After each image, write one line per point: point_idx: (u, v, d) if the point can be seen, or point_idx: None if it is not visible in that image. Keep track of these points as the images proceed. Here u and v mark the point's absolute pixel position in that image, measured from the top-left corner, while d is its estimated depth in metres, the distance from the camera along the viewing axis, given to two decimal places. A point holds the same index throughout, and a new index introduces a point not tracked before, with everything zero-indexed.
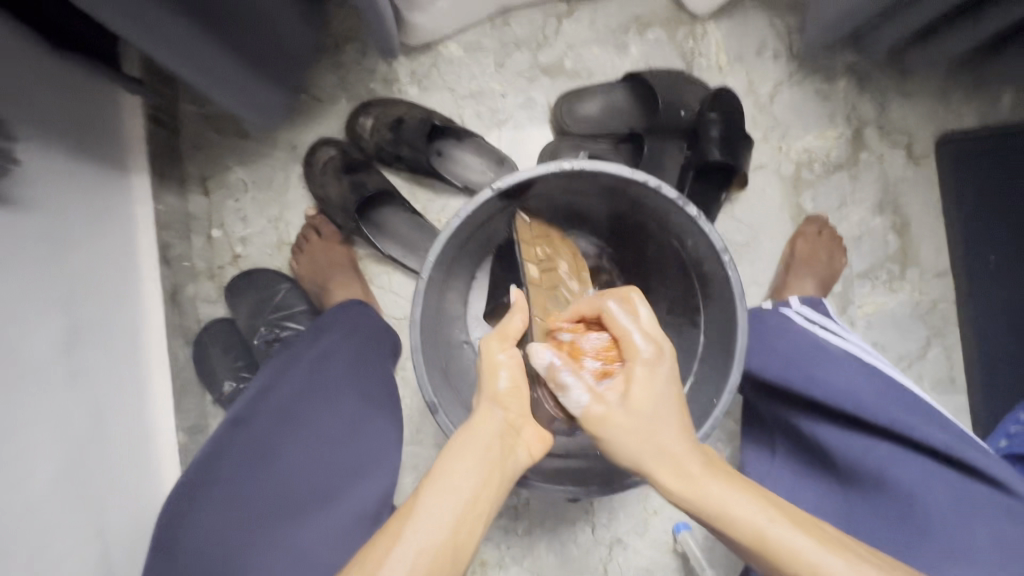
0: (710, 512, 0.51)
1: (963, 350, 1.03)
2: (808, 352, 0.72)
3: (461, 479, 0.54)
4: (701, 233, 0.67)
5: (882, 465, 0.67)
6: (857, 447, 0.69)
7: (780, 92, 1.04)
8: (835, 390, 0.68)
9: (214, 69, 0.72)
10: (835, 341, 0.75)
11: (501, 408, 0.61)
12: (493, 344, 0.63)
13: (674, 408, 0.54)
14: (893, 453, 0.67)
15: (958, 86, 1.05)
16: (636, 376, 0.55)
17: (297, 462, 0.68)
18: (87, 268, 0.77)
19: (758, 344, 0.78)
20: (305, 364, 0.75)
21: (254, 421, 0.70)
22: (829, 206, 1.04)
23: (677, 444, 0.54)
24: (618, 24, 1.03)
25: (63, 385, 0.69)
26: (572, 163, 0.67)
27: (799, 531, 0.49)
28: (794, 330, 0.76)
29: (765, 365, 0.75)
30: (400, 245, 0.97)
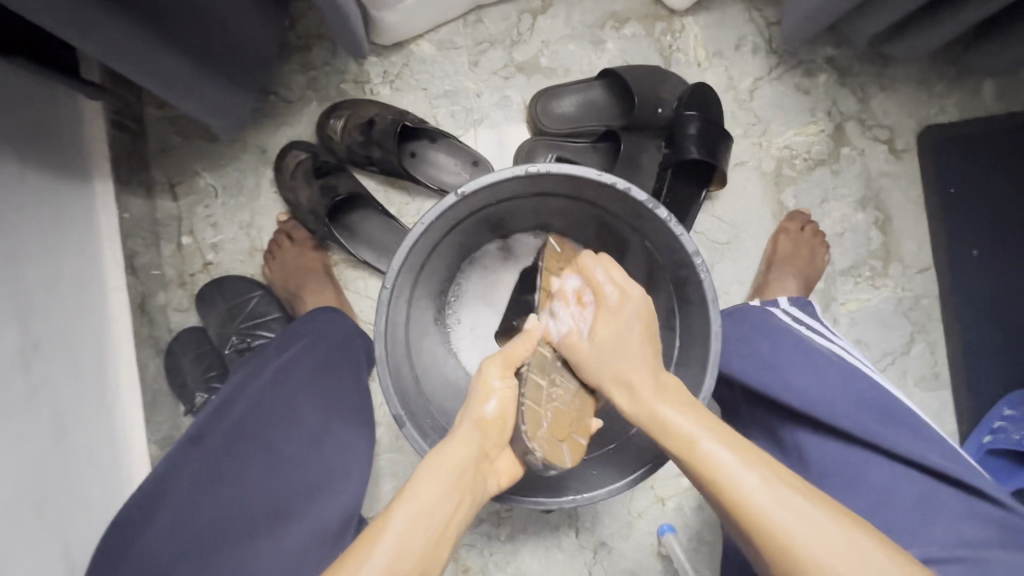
0: (663, 430, 0.56)
1: (947, 345, 1.03)
2: (788, 357, 0.70)
3: (430, 501, 0.53)
4: (674, 236, 0.65)
5: (856, 473, 0.66)
6: (831, 454, 0.68)
7: (759, 87, 1.02)
8: (814, 398, 0.67)
9: (157, 68, 0.69)
10: (822, 342, 0.73)
11: (481, 434, 0.60)
12: (492, 365, 0.64)
13: (636, 339, 0.62)
14: (867, 460, 0.66)
15: (940, 78, 1.03)
16: (603, 317, 0.64)
17: (253, 480, 0.66)
18: (42, 279, 0.74)
19: (739, 343, 0.75)
20: (268, 375, 0.73)
21: (212, 438, 0.68)
22: (811, 202, 1.03)
23: (638, 368, 0.60)
24: (594, 20, 1.01)
25: (21, 402, 0.68)
26: (540, 166, 0.64)
27: (731, 453, 0.53)
28: (778, 329, 0.73)
29: (746, 368, 0.72)
30: (374, 249, 0.96)
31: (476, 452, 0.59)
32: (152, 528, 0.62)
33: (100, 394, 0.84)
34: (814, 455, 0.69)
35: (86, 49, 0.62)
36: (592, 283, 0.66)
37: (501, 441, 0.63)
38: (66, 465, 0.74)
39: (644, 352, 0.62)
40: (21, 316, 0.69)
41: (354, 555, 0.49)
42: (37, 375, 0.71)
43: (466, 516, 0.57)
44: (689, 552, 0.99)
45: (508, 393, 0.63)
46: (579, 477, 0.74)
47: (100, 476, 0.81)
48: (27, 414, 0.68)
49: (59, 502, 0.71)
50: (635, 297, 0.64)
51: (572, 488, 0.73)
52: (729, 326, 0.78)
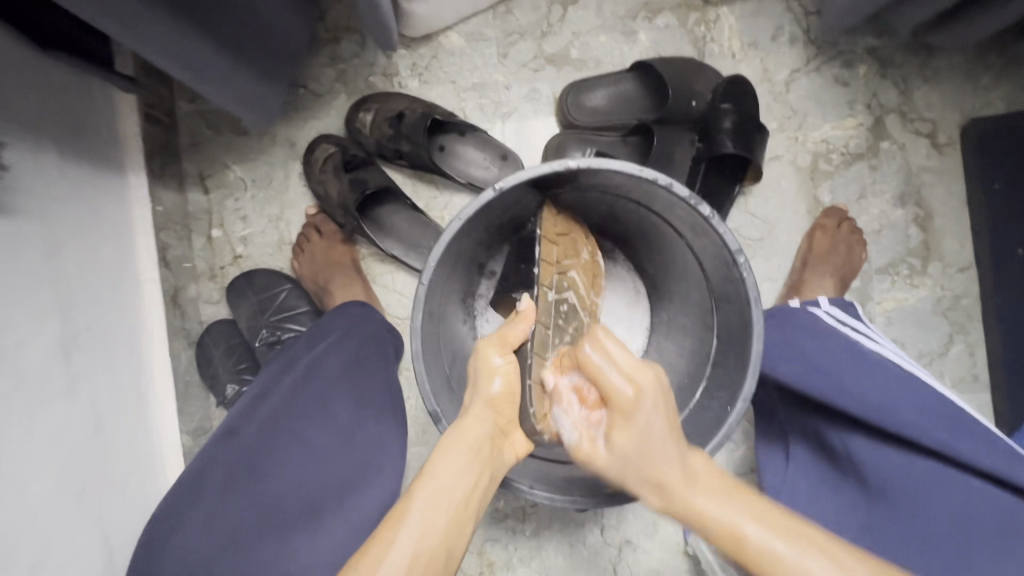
0: (693, 516, 0.53)
1: (987, 346, 1.00)
2: (832, 358, 0.69)
3: (452, 481, 0.54)
4: (715, 234, 0.63)
5: (916, 481, 0.65)
6: (889, 463, 0.66)
7: (796, 80, 0.99)
8: (861, 402, 0.65)
9: (194, 60, 0.69)
10: (868, 344, 0.71)
11: (494, 411, 0.61)
12: (490, 347, 0.64)
13: (661, 436, 0.56)
14: (923, 467, 0.65)
15: (988, 68, 0.99)
16: (617, 424, 0.58)
17: (286, 476, 0.67)
18: (81, 271, 0.76)
19: (783, 344, 0.73)
20: (301, 369, 0.74)
21: (246, 431, 0.69)
22: (848, 198, 1.00)
23: (665, 463, 0.55)
24: (626, 11, 0.99)
25: (63, 392, 0.69)
26: (577, 161, 0.62)
27: (778, 538, 0.50)
28: (824, 331, 0.72)
29: (791, 371, 0.70)
30: (403, 244, 0.96)
31: (487, 429, 0.59)
32: (187, 519, 0.64)
33: (136, 386, 0.86)
34: (873, 464, 0.67)
35: (125, 41, 0.63)
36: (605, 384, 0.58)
37: (512, 417, 0.64)
38: (104, 455, 0.75)
39: (669, 444, 0.56)
40: (62, 308, 0.71)
41: (378, 539, 0.51)
42: (77, 366, 0.72)
43: (484, 496, 0.57)
44: None
45: (510, 370, 0.64)
46: None
47: (135, 467, 0.82)
48: (67, 404, 0.69)
49: (99, 491, 0.73)
50: (650, 390, 0.57)
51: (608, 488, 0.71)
52: (772, 327, 0.76)
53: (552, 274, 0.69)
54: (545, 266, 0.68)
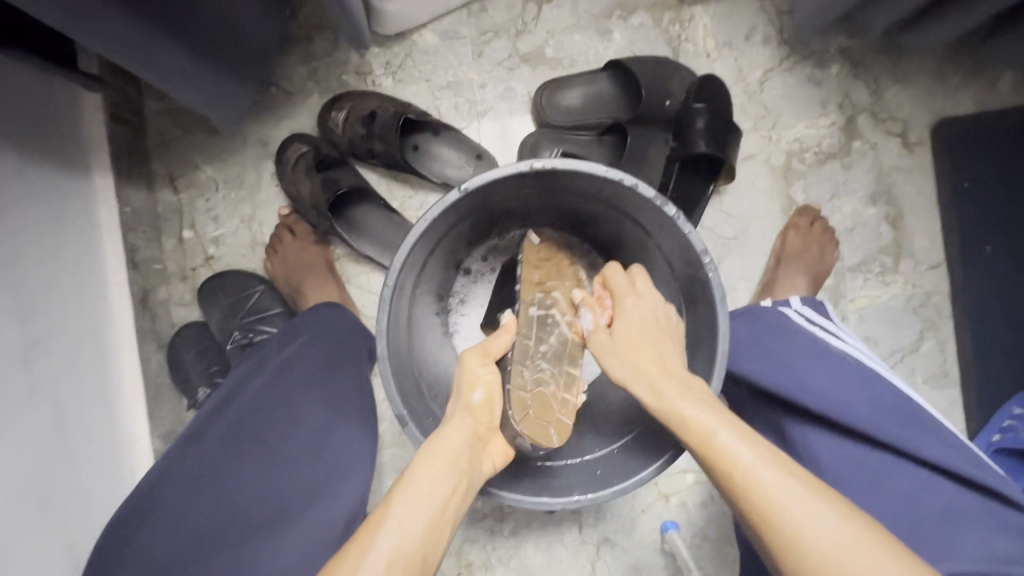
0: (670, 416, 0.57)
1: (956, 342, 1.01)
2: (799, 356, 0.69)
3: (429, 479, 0.54)
4: (682, 235, 0.63)
5: (872, 476, 0.65)
6: (846, 457, 0.66)
7: (769, 79, 1.00)
8: (826, 399, 0.66)
9: (156, 57, 0.68)
10: (834, 342, 0.72)
11: (471, 418, 0.61)
12: (472, 358, 0.65)
13: (654, 330, 0.65)
14: (877, 462, 0.66)
15: (957, 68, 1.01)
16: (624, 310, 0.67)
17: (252, 481, 0.66)
18: (42, 274, 0.74)
19: (751, 342, 0.74)
20: (269, 371, 0.74)
21: (211, 435, 0.68)
22: (821, 197, 1.01)
23: (656, 356, 0.62)
24: (601, 10, 0.98)
25: (22, 399, 0.67)
26: (543, 161, 0.62)
27: (745, 444, 0.53)
28: (790, 329, 0.73)
29: (757, 367, 0.71)
30: (376, 244, 0.95)
31: (467, 435, 0.59)
32: (150, 525, 0.63)
33: (101, 389, 0.84)
34: (830, 459, 0.67)
35: (81, 39, 0.61)
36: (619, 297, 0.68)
37: (492, 424, 0.64)
38: (68, 461, 0.74)
39: (662, 348, 0.64)
40: (21, 312, 0.69)
41: (356, 543, 0.49)
42: (37, 370, 0.70)
43: (462, 504, 0.56)
44: (693, 549, 0.99)
45: (491, 380, 0.65)
46: (587, 481, 0.73)
47: (101, 472, 0.80)
48: (27, 410, 0.68)
49: (62, 498, 0.71)
50: (650, 298, 0.67)
51: (577, 490, 0.71)
52: (740, 325, 0.77)
53: (534, 293, 0.73)
54: (527, 286, 0.74)
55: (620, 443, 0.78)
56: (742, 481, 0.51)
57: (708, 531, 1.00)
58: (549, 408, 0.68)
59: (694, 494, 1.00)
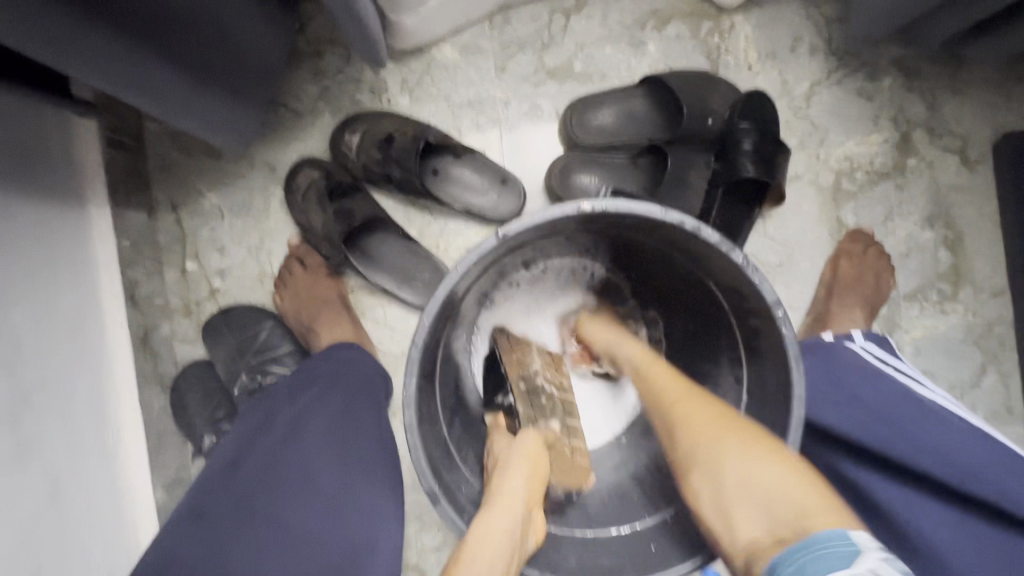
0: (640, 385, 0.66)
1: (1021, 376, 0.94)
2: (889, 404, 0.63)
3: (486, 568, 0.50)
4: (750, 283, 0.56)
5: (1003, 561, 0.56)
6: (965, 534, 0.58)
7: (817, 93, 0.92)
8: (928, 456, 0.59)
9: (156, 87, 0.62)
10: (922, 390, 0.66)
11: (526, 492, 0.57)
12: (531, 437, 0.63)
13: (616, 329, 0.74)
14: (1006, 542, 0.57)
15: (1020, 79, 0.93)
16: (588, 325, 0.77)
17: (264, 565, 0.58)
18: (32, 323, 0.67)
19: (831, 386, 0.67)
20: (277, 435, 0.68)
21: (215, 511, 0.62)
22: (873, 219, 0.93)
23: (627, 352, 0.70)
24: (633, 20, 0.91)
25: (8, 467, 0.60)
26: (593, 203, 0.55)
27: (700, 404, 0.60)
28: (878, 375, 0.66)
29: (849, 420, 0.64)
30: (394, 276, 0.88)
31: (520, 508, 0.55)
32: None
33: (100, 440, 0.78)
34: (943, 536, 0.58)
35: (72, 71, 0.55)
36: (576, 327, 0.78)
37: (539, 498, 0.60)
38: (64, 527, 0.67)
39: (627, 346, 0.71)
40: (8, 369, 0.62)
41: None
42: (27, 429, 0.64)
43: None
44: None
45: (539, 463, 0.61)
46: (638, 556, 0.64)
47: (99, 535, 0.73)
48: (16, 475, 0.61)
49: (57, 572, 0.64)
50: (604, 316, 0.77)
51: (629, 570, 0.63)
52: (813, 366, 0.70)
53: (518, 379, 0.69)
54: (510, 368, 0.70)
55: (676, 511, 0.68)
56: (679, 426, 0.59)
57: None
58: (564, 455, 0.67)
59: None
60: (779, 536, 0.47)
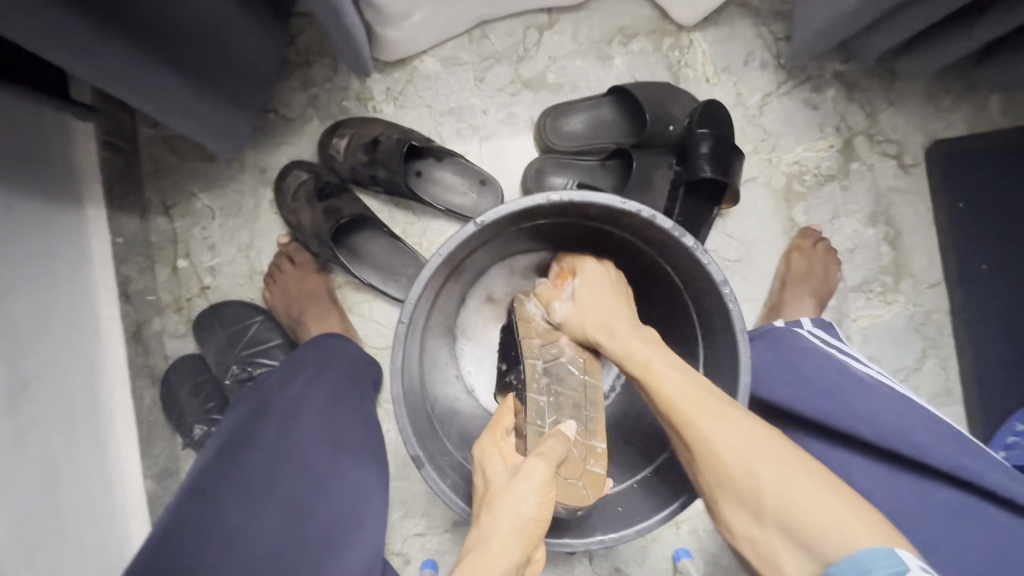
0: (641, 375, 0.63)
1: (959, 361, 1.02)
2: (831, 380, 0.68)
3: None
4: (699, 264, 0.64)
5: (916, 501, 0.64)
6: (886, 482, 0.66)
7: (768, 103, 1.01)
8: (862, 424, 0.65)
9: (147, 87, 0.65)
10: (860, 365, 0.70)
11: (526, 533, 0.53)
12: (540, 467, 0.56)
13: (609, 299, 0.71)
14: (924, 488, 0.65)
15: (948, 91, 1.03)
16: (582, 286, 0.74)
17: (268, 538, 0.62)
18: (32, 314, 0.71)
19: (780, 366, 0.72)
20: (275, 418, 0.71)
21: (219, 491, 0.64)
22: (821, 218, 1.02)
23: (618, 322, 0.69)
24: (601, 35, 0.99)
25: (9, 447, 0.63)
26: (560, 195, 0.62)
27: (718, 425, 0.57)
28: (819, 353, 0.71)
29: (792, 395, 0.69)
30: (380, 272, 0.93)
31: (515, 563, 0.51)
32: None
33: (92, 430, 0.80)
34: (871, 487, 0.66)
35: (84, 75, 0.61)
36: (549, 299, 0.76)
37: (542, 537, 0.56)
38: (59, 511, 0.70)
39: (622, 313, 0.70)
40: (10, 354, 0.66)
41: None
42: (27, 415, 0.67)
43: None
44: None
45: (544, 502, 0.55)
46: (606, 517, 0.72)
47: (94, 520, 0.76)
48: (15, 458, 0.64)
49: (53, 551, 0.67)
50: (596, 274, 0.74)
51: (597, 526, 0.70)
52: (762, 350, 0.74)
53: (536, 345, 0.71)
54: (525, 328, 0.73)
55: (640, 476, 0.77)
56: (709, 447, 0.57)
57: (721, 558, 0.98)
58: (577, 462, 0.63)
59: (706, 519, 0.98)
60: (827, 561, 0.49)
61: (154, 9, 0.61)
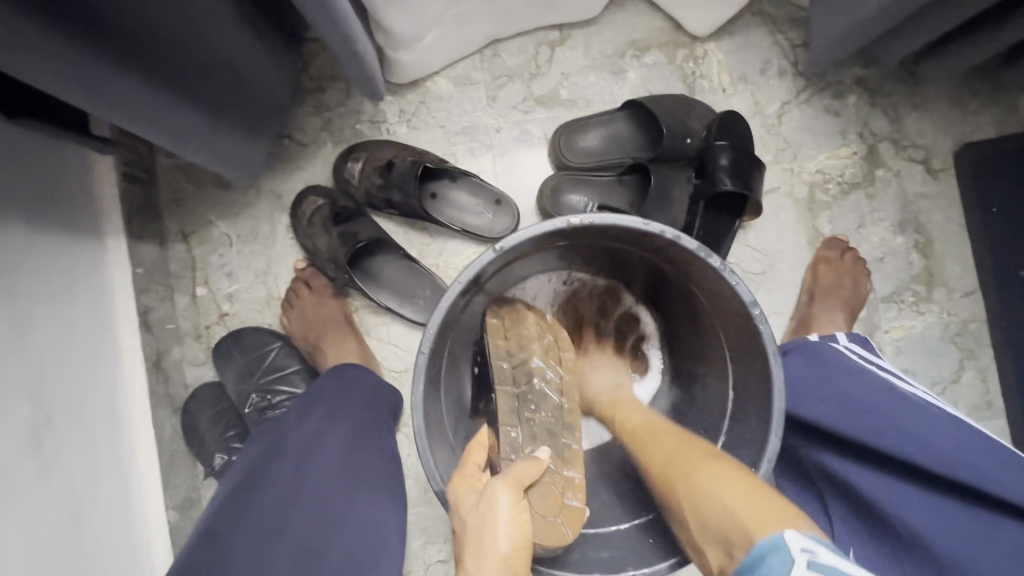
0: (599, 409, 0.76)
1: (1001, 373, 0.98)
2: (874, 399, 0.65)
3: None
4: (727, 283, 0.61)
5: (967, 530, 0.59)
6: (935, 511, 0.61)
7: (787, 111, 0.99)
8: (907, 445, 0.62)
9: (132, 103, 0.61)
10: (905, 385, 0.68)
11: (507, 554, 0.53)
12: (503, 487, 0.57)
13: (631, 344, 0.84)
14: (982, 519, 0.59)
15: (975, 92, 1.00)
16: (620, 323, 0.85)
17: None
18: (54, 350, 0.71)
19: (818, 384, 0.69)
20: (291, 457, 0.70)
21: (226, 535, 0.62)
22: (848, 227, 0.99)
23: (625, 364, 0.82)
24: (614, 49, 0.98)
25: (34, 484, 0.63)
26: (581, 217, 0.60)
27: (640, 424, 0.68)
28: (861, 371, 0.69)
29: (833, 414, 0.66)
30: (397, 294, 0.93)
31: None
32: None
33: (115, 462, 0.80)
34: (920, 519, 0.61)
35: (102, 114, 0.61)
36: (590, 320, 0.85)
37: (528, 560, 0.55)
38: (81, 550, 0.69)
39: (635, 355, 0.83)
40: (33, 390, 0.66)
41: None
42: (48, 453, 0.66)
43: None
44: None
45: (516, 517, 0.55)
46: (636, 552, 0.69)
47: (117, 555, 0.76)
48: (40, 495, 0.64)
49: None
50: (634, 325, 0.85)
51: (630, 564, 0.67)
52: (799, 365, 0.73)
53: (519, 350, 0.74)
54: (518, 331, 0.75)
55: None
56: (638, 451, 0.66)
57: None
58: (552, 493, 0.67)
59: None
60: (731, 550, 0.47)
61: (155, 28, 0.58)
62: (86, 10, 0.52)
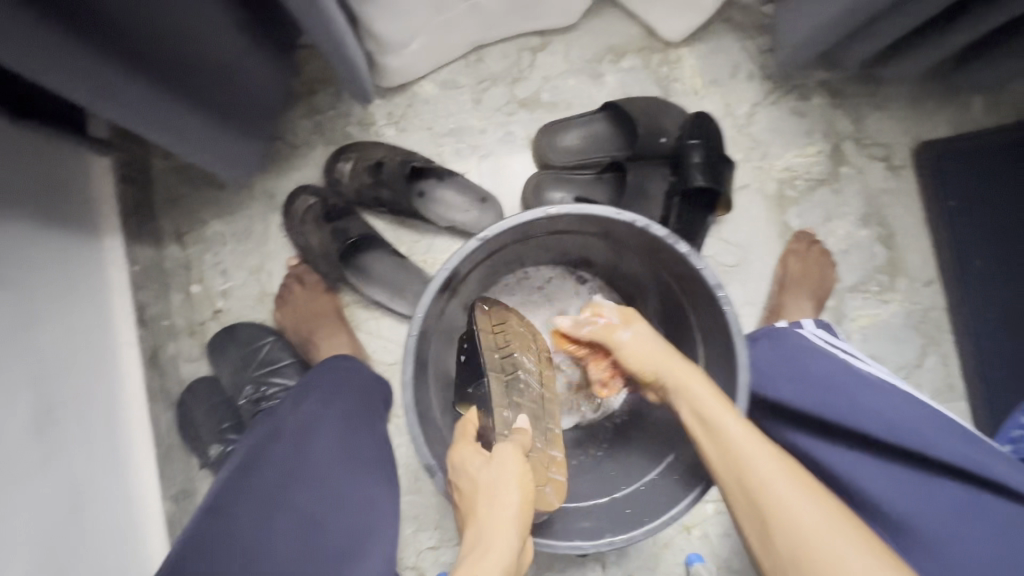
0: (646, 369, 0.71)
1: (961, 357, 1.03)
2: (833, 377, 0.70)
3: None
4: (694, 267, 0.66)
5: (919, 492, 0.63)
6: (889, 477, 0.65)
7: (757, 113, 1.04)
8: (863, 418, 0.66)
9: (134, 103, 0.65)
10: (862, 365, 0.73)
11: (516, 506, 0.58)
12: (510, 451, 0.62)
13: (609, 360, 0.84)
14: (933, 483, 0.64)
15: (932, 94, 1.06)
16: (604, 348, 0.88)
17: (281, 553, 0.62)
18: (56, 340, 0.73)
19: (783, 365, 0.74)
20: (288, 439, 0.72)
21: (226, 507, 0.65)
22: (815, 221, 1.04)
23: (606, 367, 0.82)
24: (593, 55, 1.03)
25: (36, 469, 0.66)
26: (558, 208, 0.64)
27: (711, 396, 0.64)
28: (822, 352, 0.73)
29: (796, 391, 0.71)
30: (386, 288, 0.96)
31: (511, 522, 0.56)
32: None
33: (114, 452, 0.83)
34: (875, 484, 0.65)
35: (106, 113, 0.65)
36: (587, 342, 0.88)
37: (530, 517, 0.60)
38: (81, 534, 0.71)
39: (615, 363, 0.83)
40: (37, 379, 0.69)
41: None
42: (51, 440, 0.69)
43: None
44: None
45: (523, 478, 0.60)
46: (615, 522, 0.73)
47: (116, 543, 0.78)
48: (42, 480, 0.66)
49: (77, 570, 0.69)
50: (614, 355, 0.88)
51: (607, 531, 0.72)
52: (766, 349, 0.77)
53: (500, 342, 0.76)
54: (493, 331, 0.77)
55: (648, 477, 0.79)
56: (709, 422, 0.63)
57: (733, 562, 0.98)
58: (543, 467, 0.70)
59: (716, 525, 0.98)
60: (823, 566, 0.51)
61: (158, 34, 0.63)
62: (95, 16, 0.56)
